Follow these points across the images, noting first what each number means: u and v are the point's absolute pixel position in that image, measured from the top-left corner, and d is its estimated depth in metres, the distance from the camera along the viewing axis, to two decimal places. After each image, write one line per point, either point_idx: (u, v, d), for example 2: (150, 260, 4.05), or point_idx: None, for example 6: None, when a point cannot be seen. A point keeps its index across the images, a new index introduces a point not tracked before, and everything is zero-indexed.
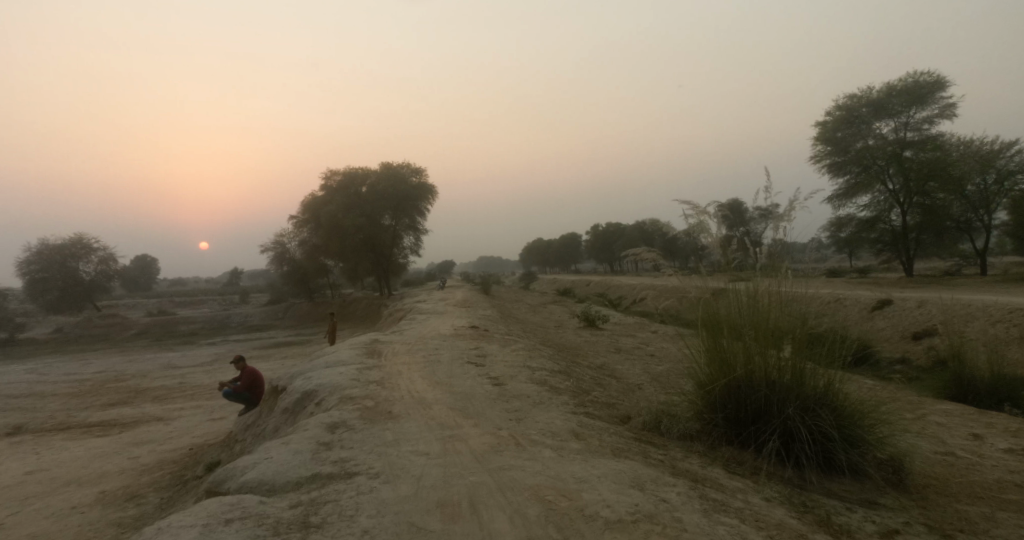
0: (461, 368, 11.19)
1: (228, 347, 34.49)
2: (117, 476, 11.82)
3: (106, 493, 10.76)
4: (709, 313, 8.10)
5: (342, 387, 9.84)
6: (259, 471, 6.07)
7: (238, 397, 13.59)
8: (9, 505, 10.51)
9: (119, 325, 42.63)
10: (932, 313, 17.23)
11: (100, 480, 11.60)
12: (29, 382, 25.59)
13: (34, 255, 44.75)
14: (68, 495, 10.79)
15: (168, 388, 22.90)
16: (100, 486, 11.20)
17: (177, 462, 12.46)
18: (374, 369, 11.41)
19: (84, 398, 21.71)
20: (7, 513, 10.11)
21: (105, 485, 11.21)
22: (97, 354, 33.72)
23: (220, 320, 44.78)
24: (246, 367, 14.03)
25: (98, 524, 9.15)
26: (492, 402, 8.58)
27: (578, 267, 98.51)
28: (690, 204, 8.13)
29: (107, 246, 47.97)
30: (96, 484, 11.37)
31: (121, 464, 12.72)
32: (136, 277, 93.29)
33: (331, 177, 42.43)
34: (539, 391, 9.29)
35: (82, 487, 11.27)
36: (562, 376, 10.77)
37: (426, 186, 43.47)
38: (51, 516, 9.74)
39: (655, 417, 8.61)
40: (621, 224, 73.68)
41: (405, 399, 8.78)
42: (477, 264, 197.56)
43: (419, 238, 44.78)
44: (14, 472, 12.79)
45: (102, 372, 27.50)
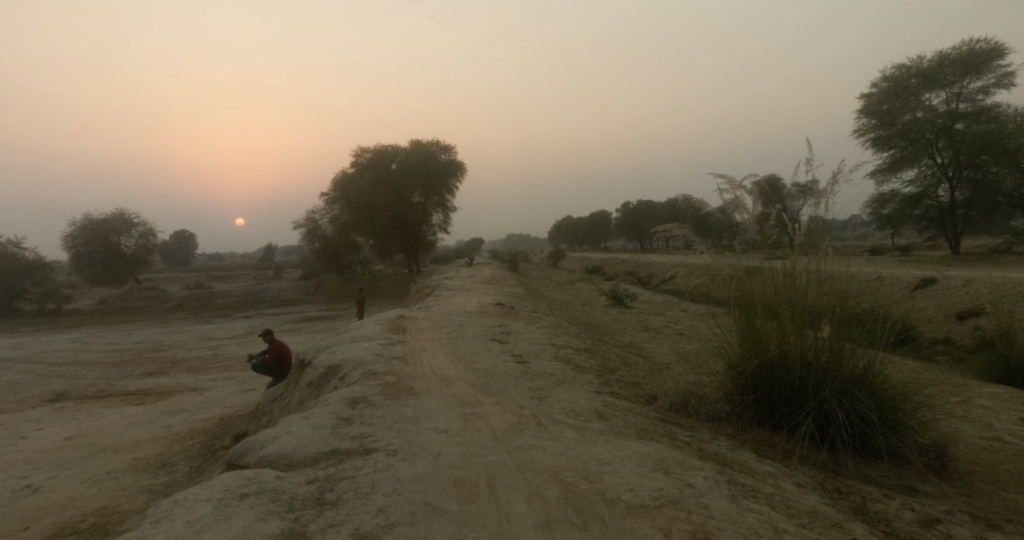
0: (486, 345, 11.08)
1: (261, 320, 34.98)
2: (149, 444, 12.02)
3: (138, 460, 10.92)
4: (742, 291, 7.82)
5: (366, 363, 9.81)
6: (278, 445, 6.01)
7: (266, 370, 13.70)
8: (46, 470, 10.75)
9: (158, 298, 43.52)
10: (978, 292, 16.60)
11: (133, 448, 11.80)
12: (71, 351, 26.31)
13: (78, 229, 45.83)
14: (101, 461, 10.99)
15: (203, 359, 23.30)
16: (133, 453, 11.39)
17: (208, 432, 12.63)
18: (398, 345, 11.36)
19: (123, 368, 22.23)
20: (44, 477, 10.34)
21: (138, 452, 11.40)
22: (136, 325, 34.54)
23: (255, 294, 45.49)
24: (274, 340, 14.11)
25: (129, 491, 9.29)
26: (517, 380, 8.45)
27: (609, 245, 97.86)
28: (725, 179, 7.82)
29: (146, 222, 48.91)
30: (129, 451, 11.57)
31: (154, 432, 12.93)
32: (174, 251, 95.31)
33: (362, 154, 42.52)
34: (564, 369, 9.12)
35: (116, 454, 11.47)
36: (588, 354, 10.59)
37: (455, 162, 43.38)
38: (84, 481, 9.92)
39: (683, 397, 8.40)
40: (653, 202, 72.64)
41: (428, 376, 8.70)
42: (507, 241, 197.33)
43: (448, 215, 44.69)
44: (52, 437, 13.10)
45: (141, 343, 28.08)
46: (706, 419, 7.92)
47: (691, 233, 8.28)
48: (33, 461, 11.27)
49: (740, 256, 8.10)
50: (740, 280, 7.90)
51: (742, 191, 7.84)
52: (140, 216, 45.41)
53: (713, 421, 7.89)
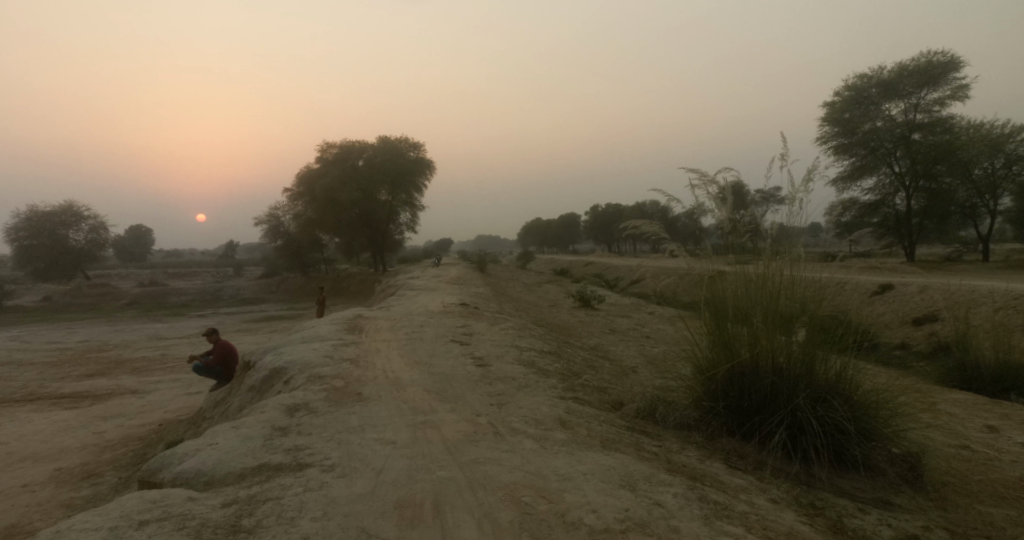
0: (444, 347, 10.49)
1: (217, 319, 33.78)
2: (79, 451, 11.14)
3: (62, 471, 10.06)
4: (713, 294, 7.36)
5: (314, 364, 9.17)
6: (198, 460, 5.41)
7: (209, 373, 12.93)
8: None
9: (109, 295, 41.82)
10: (933, 299, 16.59)
11: (62, 456, 10.92)
12: (10, 350, 24.93)
13: (23, 222, 43.85)
14: (21, 472, 10.10)
15: (151, 359, 22.18)
16: (58, 462, 10.53)
17: (147, 438, 11.79)
18: (351, 346, 10.70)
19: (62, 368, 21.04)
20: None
21: (64, 461, 10.55)
22: (83, 323, 33.06)
23: (213, 292, 44.06)
24: (219, 340, 13.30)
25: (47, 504, 8.50)
26: (474, 385, 7.86)
27: (577, 248, 97.98)
28: (697, 173, 7.34)
29: (98, 216, 47.07)
30: (55, 460, 10.70)
31: (85, 439, 12.05)
32: (129, 247, 92.47)
33: (327, 150, 41.52)
34: (525, 373, 8.57)
35: (39, 463, 10.59)
36: (552, 357, 10.05)
37: (423, 161, 42.57)
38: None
39: (652, 401, 7.93)
40: (620, 205, 72.71)
41: (378, 380, 8.05)
42: (474, 241, 196.13)
43: (415, 214, 43.82)
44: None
45: (86, 342, 26.71)
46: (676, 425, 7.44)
47: (660, 229, 7.73)
48: None
49: (708, 258, 7.63)
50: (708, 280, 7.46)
51: (713, 188, 7.40)
52: (91, 209, 43.65)
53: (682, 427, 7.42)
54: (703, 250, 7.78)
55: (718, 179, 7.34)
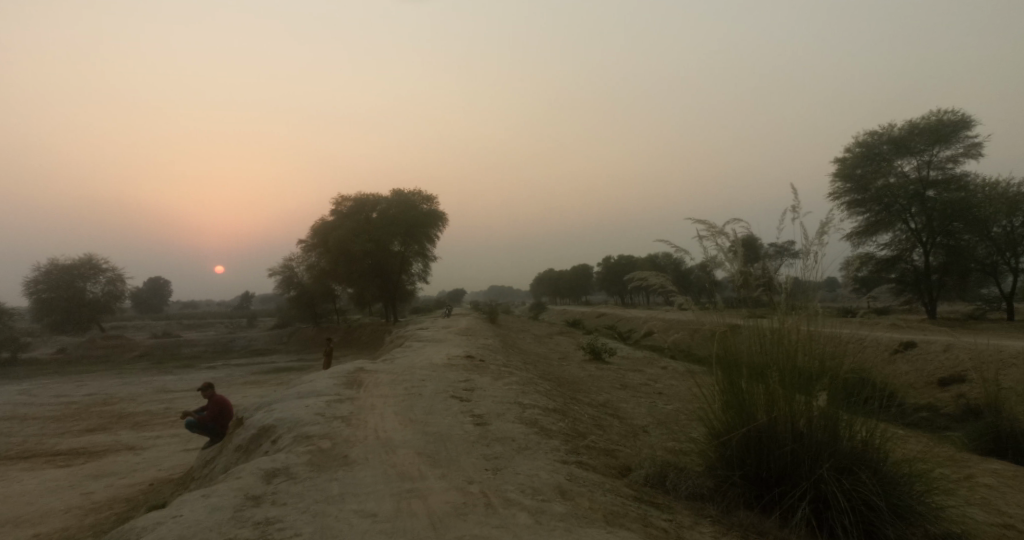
0: (444, 403, 9.96)
1: (226, 371, 33.41)
2: (63, 513, 10.65)
3: (41, 537, 9.57)
4: (725, 350, 6.86)
5: (303, 422, 8.71)
6: (160, 535, 5.03)
7: (203, 429, 12.56)
8: None
9: (122, 346, 41.66)
10: (957, 359, 15.91)
11: (44, 519, 10.43)
12: (14, 403, 24.60)
13: (41, 274, 44.20)
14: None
15: (157, 413, 21.71)
16: (40, 526, 10.05)
17: (135, 498, 11.29)
18: (345, 403, 10.19)
19: (63, 423, 20.63)
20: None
21: (45, 525, 10.05)
22: (92, 376, 32.81)
23: (224, 343, 43.86)
24: (214, 395, 12.91)
25: None
26: (470, 447, 7.32)
27: (589, 299, 97.38)
28: (709, 224, 6.94)
29: (115, 267, 47.26)
30: (35, 524, 10.19)
31: (72, 499, 11.55)
32: (147, 298, 93.37)
33: (342, 203, 41.73)
34: (526, 433, 8.02)
35: (19, 527, 10.09)
36: (556, 416, 9.47)
37: (436, 213, 42.61)
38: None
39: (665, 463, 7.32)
40: (633, 256, 72.38)
41: (368, 440, 7.56)
42: (487, 291, 195.92)
43: (428, 266, 43.56)
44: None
45: (92, 395, 26.37)
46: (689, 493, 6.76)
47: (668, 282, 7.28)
48: None
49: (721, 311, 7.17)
50: (721, 338, 6.98)
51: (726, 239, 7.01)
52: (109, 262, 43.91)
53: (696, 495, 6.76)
54: (713, 304, 7.30)
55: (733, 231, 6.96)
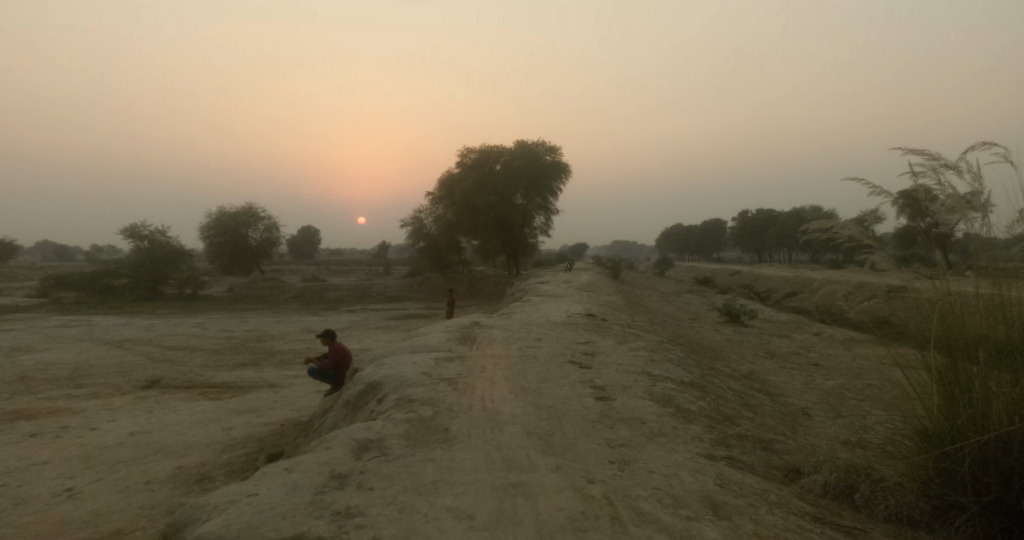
0: (561, 370, 8.90)
1: (362, 315, 34.39)
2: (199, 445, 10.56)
3: (181, 470, 9.33)
4: (942, 327, 5.36)
5: (409, 382, 7.93)
6: (229, 517, 4.35)
7: (323, 378, 12.01)
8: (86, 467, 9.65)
9: (278, 288, 43.96)
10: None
11: (179, 448, 10.39)
12: (188, 334, 26.26)
13: (211, 221, 47.44)
14: (139, 465, 9.65)
15: (292, 350, 22.40)
16: (178, 458, 9.92)
17: (264, 435, 11.09)
18: (454, 362, 9.37)
19: (227, 354, 21.51)
20: (65, 477, 9.24)
21: (182, 458, 9.93)
22: (253, 314, 34.76)
23: (364, 289, 45.38)
24: (335, 342, 12.25)
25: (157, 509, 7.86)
26: (591, 429, 6.23)
27: (722, 257, 92.63)
28: (934, 156, 5.74)
29: (271, 215, 49.64)
30: (167, 453, 10.24)
31: (209, 429, 11.47)
32: (297, 244, 99.66)
33: (468, 154, 41.27)
34: (656, 415, 6.82)
35: (160, 457, 10.02)
36: (691, 393, 8.17)
37: (561, 164, 41.20)
38: (118, 490, 8.69)
39: (848, 466, 5.89)
40: (773, 210, 67.54)
41: (472, 411, 6.64)
42: (612, 245, 192.85)
43: (551, 219, 42.40)
44: (100, 422, 12.12)
45: (249, 331, 27.75)
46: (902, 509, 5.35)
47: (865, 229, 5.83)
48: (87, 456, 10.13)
49: (947, 278, 5.62)
50: (948, 309, 5.44)
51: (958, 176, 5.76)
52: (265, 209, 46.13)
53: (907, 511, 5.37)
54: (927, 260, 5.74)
55: (966, 167, 5.76)
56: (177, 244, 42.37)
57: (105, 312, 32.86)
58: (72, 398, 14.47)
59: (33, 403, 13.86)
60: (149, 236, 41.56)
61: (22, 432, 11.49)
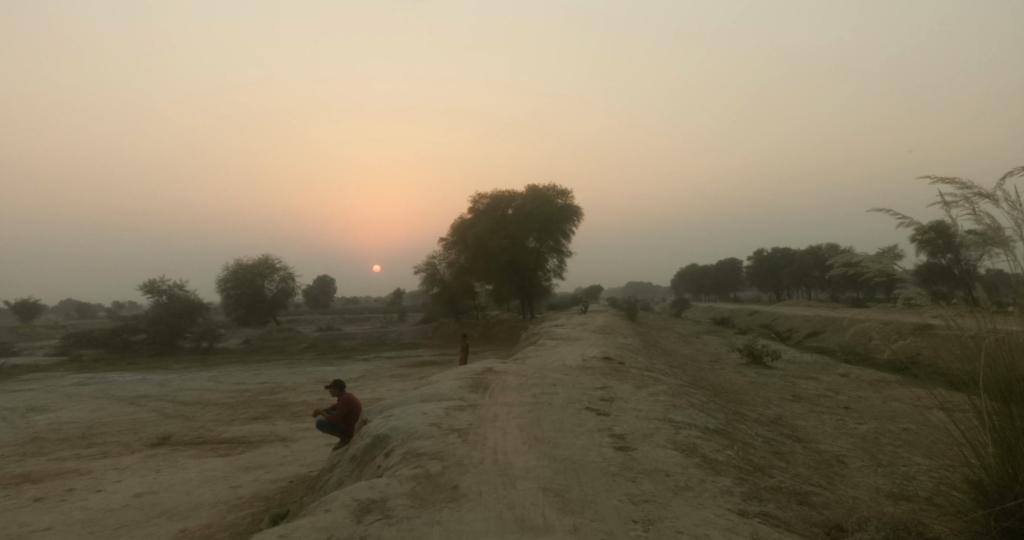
0: (577, 417, 8.47)
1: (377, 364, 34.02)
2: (205, 505, 10.13)
3: (186, 533, 8.87)
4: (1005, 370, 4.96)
5: (417, 435, 7.51)
6: None
7: (332, 430, 11.45)
8: (84, 531, 9.29)
9: (294, 339, 43.76)
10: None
11: (184, 509, 9.97)
12: (204, 388, 25.93)
13: (228, 273, 47.60)
14: (142, 529, 9.21)
15: (306, 402, 22.01)
16: (183, 520, 9.47)
17: (273, 492, 10.61)
18: (466, 411, 8.94)
19: (239, 408, 21.13)
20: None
21: (188, 519, 9.47)
22: (268, 365, 34.50)
23: (378, 337, 45.09)
24: (343, 393, 11.75)
25: None
26: (613, 484, 5.80)
27: (739, 295, 91.76)
28: (968, 184, 5.45)
29: (287, 266, 49.72)
30: (174, 514, 9.78)
31: (217, 488, 11.05)
32: (314, 294, 99.84)
33: (479, 200, 41.38)
34: (681, 466, 6.36)
35: (167, 520, 9.56)
36: (718, 442, 7.70)
37: (572, 207, 41.10)
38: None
39: (898, 521, 5.36)
40: (790, 248, 67.05)
41: (484, 465, 6.22)
42: (627, 287, 192.20)
43: (564, 262, 42.05)
44: (107, 483, 11.71)
45: (262, 383, 27.43)
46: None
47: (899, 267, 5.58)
48: (85, 520, 9.80)
49: (992, 314, 5.28)
50: (998, 347, 5.07)
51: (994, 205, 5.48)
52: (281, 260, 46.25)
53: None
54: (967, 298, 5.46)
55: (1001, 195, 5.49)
56: (194, 298, 42.49)
57: (123, 368, 32.67)
58: (82, 458, 14.09)
59: (42, 465, 13.51)
60: (167, 290, 41.73)
61: (27, 496, 11.10)
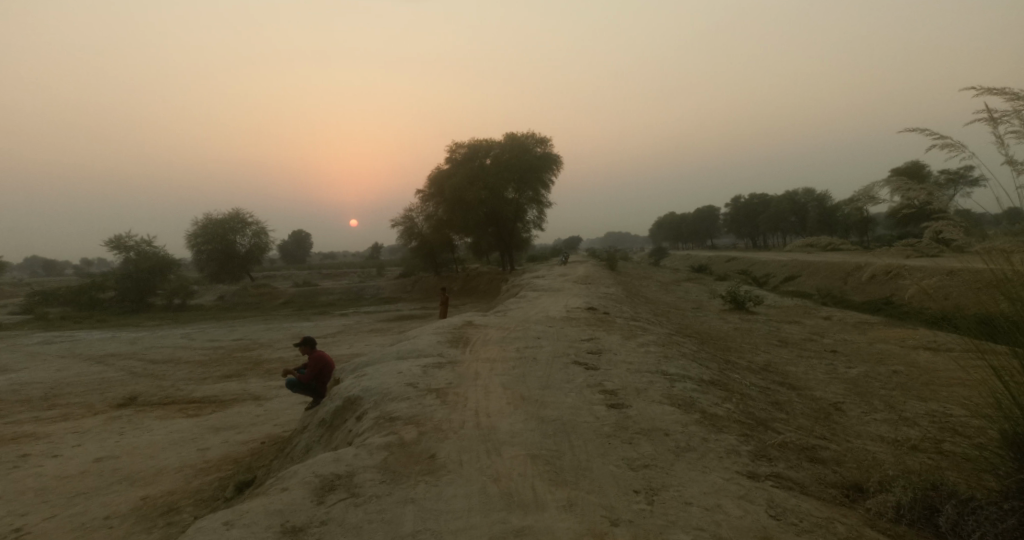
0: (563, 372, 7.87)
1: (355, 318, 33.31)
2: (170, 470, 9.48)
3: (147, 502, 8.22)
4: None
5: (391, 396, 6.86)
6: None
7: (303, 390, 10.66)
8: (38, 500, 8.61)
9: (269, 295, 42.72)
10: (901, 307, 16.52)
11: (147, 475, 9.30)
12: (176, 346, 25.04)
13: (199, 228, 46.09)
14: (99, 497, 8.55)
15: (282, 359, 21.29)
16: (144, 487, 8.81)
17: (242, 455, 9.96)
18: (445, 369, 8.29)
19: (213, 365, 20.40)
20: (17, 515, 8.14)
21: (151, 486, 8.81)
22: (243, 322, 33.59)
23: (356, 292, 44.21)
24: (315, 352, 10.96)
25: None
26: (609, 445, 5.23)
27: (716, 242, 91.88)
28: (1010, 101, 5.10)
29: (260, 221, 48.26)
30: (135, 481, 9.12)
31: (184, 451, 10.38)
32: (290, 249, 98.35)
33: (456, 150, 40.15)
34: (680, 424, 5.82)
35: (126, 486, 8.90)
36: (715, 395, 7.17)
37: (551, 156, 40.01)
38: (74, 530, 7.60)
39: (924, 480, 4.84)
40: (766, 195, 66.77)
41: (464, 430, 5.60)
42: (605, 238, 192.13)
43: (544, 212, 41.21)
44: (67, 448, 10.99)
45: (237, 340, 26.60)
46: (1006, 530, 4.15)
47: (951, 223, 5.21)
48: (39, 487, 9.12)
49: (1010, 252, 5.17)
50: None
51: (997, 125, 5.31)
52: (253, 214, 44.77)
53: (1015, 529, 4.17)
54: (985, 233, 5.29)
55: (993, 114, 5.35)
56: (163, 254, 41.09)
57: (91, 326, 31.53)
58: (41, 422, 13.28)
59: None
60: (135, 247, 40.27)
61: None
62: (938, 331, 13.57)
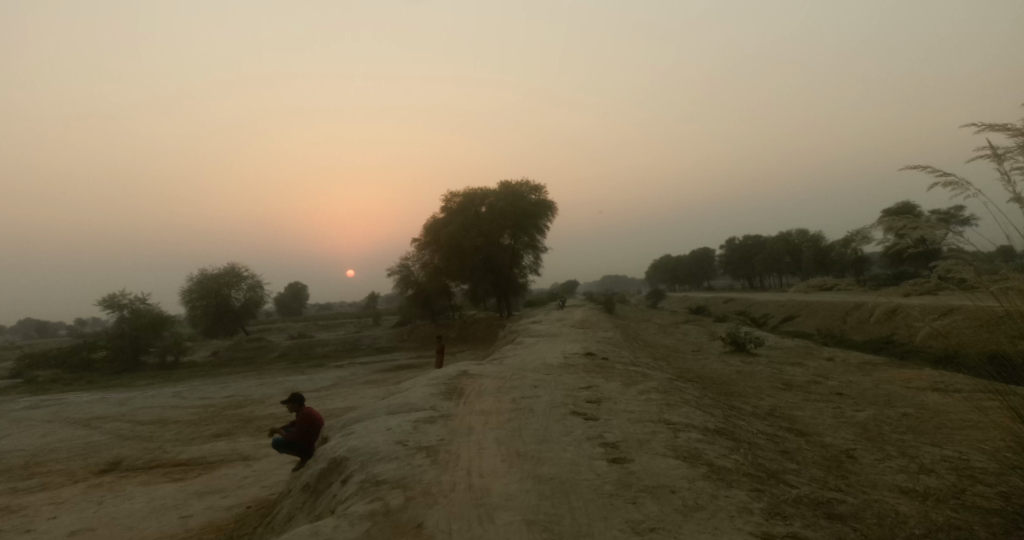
0: (561, 424, 7.48)
1: (350, 371, 32.73)
2: None
3: None
4: None
5: (378, 457, 6.47)
6: None
7: (291, 449, 10.20)
8: None
9: (264, 349, 42.12)
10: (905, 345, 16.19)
11: None
12: (166, 406, 24.42)
13: (194, 283, 45.76)
14: None
15: (274, 416, 20.73)
16: None
17: (226, 522, 9.46)
18: (437, 424, 7.90)
19: (203, 425, 19.82)
20: None
21: None
22: (236, 378, 33.00)
23: (352, 342, 43.66)
24: (303, 408, 10.55)
25: None
26: (612, 507, 4.85)
27: (712, 284, 91.72)
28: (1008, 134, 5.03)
29: (254, 274, 47.95)
30: None
31: (165, 520, 9.85)
32: (286, 302, 97.74)
33: (451, 198, 40.23)
34: (685, 479, 5.44)
35: None
36: (721, 445, 6.80)
37: (545, 202, 40.04)
38: None
39: None
40: (759, 236, 66.87)
41: (456, 492, 5.22)
42: (601, 283, 192.03)
43: (540, 258, 41.04)
44: (44, 520, 10.44)
45: (229, 397, 25.98)
46: None
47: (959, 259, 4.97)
48: None
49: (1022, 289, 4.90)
50: None
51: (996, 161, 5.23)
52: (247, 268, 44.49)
53: None
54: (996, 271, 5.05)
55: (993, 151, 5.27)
56: (156, 310, 40.64)
57: (81, 387, 30.85)
58: (19, 492, 12.68)
59: None
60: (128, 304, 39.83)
61: None
62: (944, 370, 13.22)
